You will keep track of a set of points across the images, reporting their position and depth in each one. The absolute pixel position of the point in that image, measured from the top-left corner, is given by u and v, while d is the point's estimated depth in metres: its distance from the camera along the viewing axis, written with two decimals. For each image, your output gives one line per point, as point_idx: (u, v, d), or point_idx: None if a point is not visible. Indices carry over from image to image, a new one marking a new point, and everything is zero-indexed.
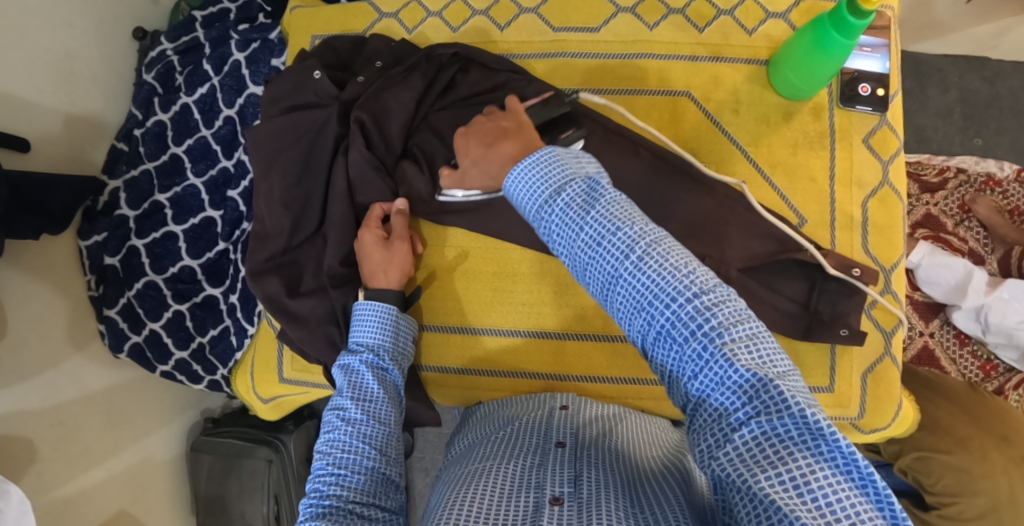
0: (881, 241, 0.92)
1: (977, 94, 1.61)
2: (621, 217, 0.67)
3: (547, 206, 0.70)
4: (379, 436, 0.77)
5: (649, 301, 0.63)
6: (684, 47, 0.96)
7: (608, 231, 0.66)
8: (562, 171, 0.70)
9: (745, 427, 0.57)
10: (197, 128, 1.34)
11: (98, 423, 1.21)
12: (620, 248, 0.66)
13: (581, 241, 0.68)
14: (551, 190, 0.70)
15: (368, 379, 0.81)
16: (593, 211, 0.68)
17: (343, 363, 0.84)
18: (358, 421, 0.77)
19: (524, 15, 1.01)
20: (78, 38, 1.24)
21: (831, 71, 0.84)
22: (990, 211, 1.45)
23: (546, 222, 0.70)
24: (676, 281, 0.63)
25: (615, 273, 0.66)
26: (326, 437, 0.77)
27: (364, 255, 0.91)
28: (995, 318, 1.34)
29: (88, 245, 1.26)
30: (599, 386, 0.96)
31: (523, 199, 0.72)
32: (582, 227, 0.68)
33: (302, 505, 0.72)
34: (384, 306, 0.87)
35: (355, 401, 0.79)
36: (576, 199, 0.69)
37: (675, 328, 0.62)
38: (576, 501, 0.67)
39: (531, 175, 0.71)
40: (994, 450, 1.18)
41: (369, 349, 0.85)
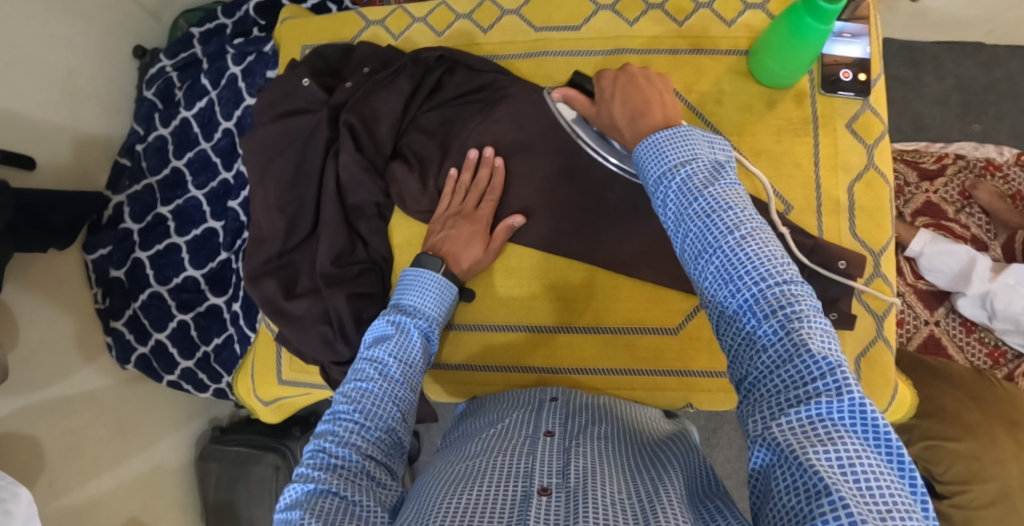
0: (870, 224, 0.92)
1: (974, 81, 1.61)
2: (737, 200, 0.61)
3: (666, 174, 0.65)
4: (407, 399, 0.74)
5: (741, 274, 0.58)
6: (665, 41, 0.97)
7: (724, 206, 0.61)
8: (685, 144, 0.66)
9: (802, 408, 0.53)
10: (197, 142, 1.37)
11: (107, 432, 1.23)
12: (727, 225, 0.60)
13: (691, 220, 0.62)
14: (674, 162, 0.65)
15: (415, 342, 0.77)
16: (709, 188, 0.62)
17: (389, 317, 0.79)
18: (393, 381, 0.73)
19: (506, 16, 1.02)
20: (80, 57, 1.28)
21: (811, 56, 0.85)
22: (992, 197, 1.44)
23: (659, 187, 0.66)
24: (770, 264, 0.57)
25: (713, 244, 0.60)
26: (354, 382, 0.73)
27: (452, 240, 0.90)
28: (1001, 304, 1.33)
29: (94, 259, 1.30)
30: (591, 379, 0.97)
31: (643, 160, 0.68)
32: (695, 199, 0.63)
33: (311, 442, 0.69)
34: (445, 281, 0.84)
35: (398, 360, 0.75)
36: (696, 173, 0.64)
37: (760, 309, 0.56)
38: (565, 492, 0.68)
39: (658, 147, 0.67)
40: (1004, 435, 1.17)
41: (422, 316, 0.81)
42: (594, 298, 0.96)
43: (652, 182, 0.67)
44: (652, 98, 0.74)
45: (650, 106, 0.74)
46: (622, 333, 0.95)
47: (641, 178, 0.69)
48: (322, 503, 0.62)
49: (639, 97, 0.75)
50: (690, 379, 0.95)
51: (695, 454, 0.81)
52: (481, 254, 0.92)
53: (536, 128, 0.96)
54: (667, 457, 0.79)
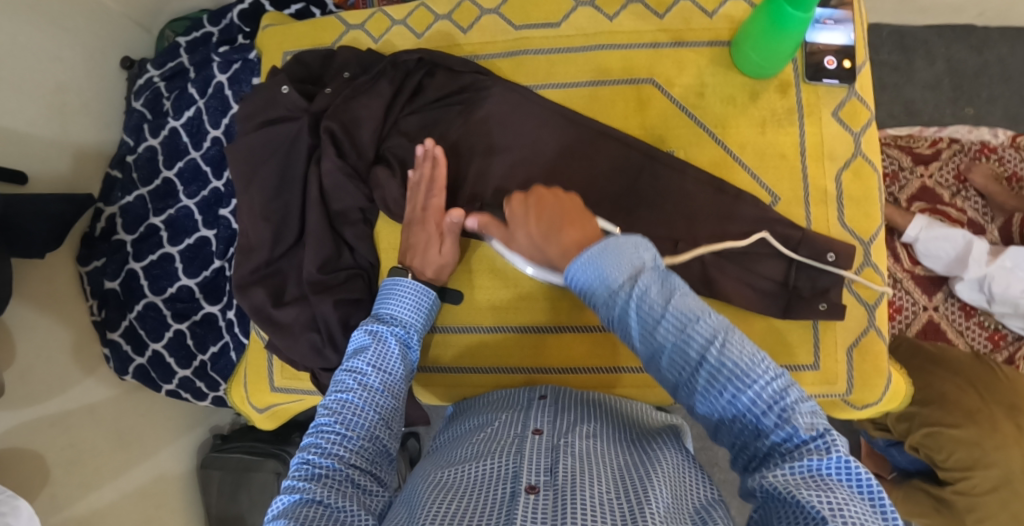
0: (858, 214, 0.91)
1: (966, 64, 1.60)
2: (699, 307, 0.64)
3: (618, 295, 0.65)
4: (388, 407, 0.75)
5: (726, 374, 0.61)
6: (646, 35, 0.97)
7: (690, 321, 0.63)
8: (627, 256, 0.66)
9: (799, 471, 0.56)
10: (186, 151, 1.37)
11: (108, 442, 1.23)
12: (699, 337, 0.62)
13: (663, 340, 0.63)
14: (625, 281, 0.65)
15: (392, 351, 0.78)
16: (671, 304, 0.63)
17: (366, 327, 0.81)
18: (373, 389, 0.74)
19: (485, 16, 1.02)
20: (69, 71, 1.27)
21: (791, 46, 0.84)
22: (987, 179, 1.43)
23: (616, 308, 0.66)
24: (748, 360, 0.61)
25: (693, 355, 0.62)
26: (335, 394, 0.74)
27: (413, 248, 0.90)
28: (999, 287, 1.33)
29: (88, 270, 1.30)
30: (580, 377, 0.97)
31: (585, 283, 0.67)
32: (662, 315, 0.64)
33: (296, 457, 0.69)
34: (423, 287, 0.86)
35: (375, 368, 0.76)
36: (652, 289, 0.64)
37: (753, 409, 0.60)
38: (552, 490, 0.68)
39: (603, 268, 0.66)
40: (1005, 421, 1.16)
41: (400, 324, 0.82)
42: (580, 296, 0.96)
43: (608, 304, 0.66)
44: (564, 216, 0.75)
45: (568, 219, 0.75)
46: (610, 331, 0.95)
47: (586, 301, 0.68)
48: (307, 511, 0.62)
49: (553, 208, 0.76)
50: None
51: (683, 447, 0.81)
52: (441, 258, 0.90)
53: (518, 129, 0.96)
54: (656, 451, 0.78)
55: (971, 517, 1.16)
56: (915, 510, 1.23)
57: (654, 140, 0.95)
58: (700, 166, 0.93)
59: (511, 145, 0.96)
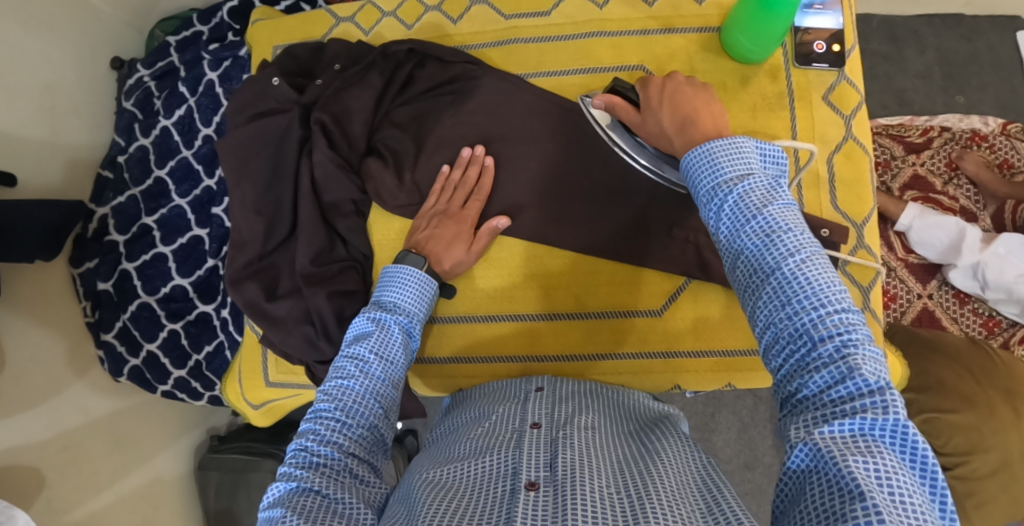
0: (851, 196, 0.92)
1: (956, 52, 1.61)
2: (796, 222, 0.59)
3: (720, 189, 0.64)
4: (388, 396, 0.74)
5: (797, 297, 0.55)
6: (636, 22, 0.97)
7: (785, 229, 0.59)
8: (739, 157, 0.64)
9: (843, 424, 0.51)
10: (178, 150, 1.36)
11: (103, 445, 1.22)
12: (785, 247, 0.58)
13: (750, 241, 0.60)
14: (731, 176, 0.63)
15: (395, 339, 0.77)
16: (769, 209, 0.60)
17: (369, 314, 0.79)
18: (374, 378, 0.73)
19: (475, 6, 1.02)
20: (58, 71, 1.26)
21: (782, 29, 0.85)
22: (979, 167, 1.44)
23: (713, 204, 0.64)
24: (826, 289, 0.55)
25: (770, 266, 0.58)
26: (335, 379, 0.73)
27: (434, 238, 0.89)
28: (992, 274, 1.34)
29: (81, 272, 1.30)
30: (576, 365, 0.96)
31: (696, 174, 0.66)
32: (753, 218, 0.60)
33: (294, 441, 0.69)
34: (427, 277, 0.84)
35: (378, 356, 0.74)
36: (753, 190, 0.62)
37: (814, 334, 0.54)
38: (552, 486, 0.68)
39: (715, 161, 0.65)
40: (1002, 404, 1.18)
41: (402, 313, 0.80)
42: (575, 283, 0.95)
43: (710, 197, 0.65)
44: (700, 108, 0.75)
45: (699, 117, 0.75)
46: (605, 317, 0.95)
47: (693, 190, 0.67)
48: (304, 500, 0.62)
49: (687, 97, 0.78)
50: (677, 361, 0.94)
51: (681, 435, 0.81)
52: (464, 256, 0.91)
53: (509, 118, 0.96)
54: (656, 441, 0.78)
55: (971, 502, 1.17)
56: None
57: None
58: None
59: (503, 134, 0.96)
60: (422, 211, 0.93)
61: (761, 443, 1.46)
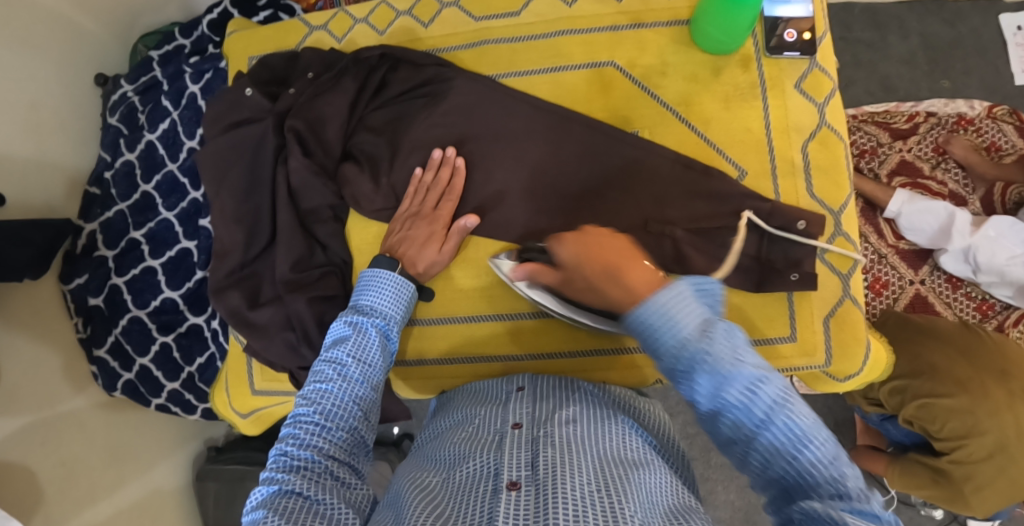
0: (826, 183, 0.92)
1: (939, 37, 1.60)
2: (766, 367, 0.61)
3: (687, 341, 0.62)
4: (368, 398, 0.75)
5: (781, 432, 0.58)
6: (605, 18, 0.98)
7: (761, 379, 0.59)
8: (690, 307, 0.63)
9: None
10: (163, 163, 1.37)
11: (99, 459, 1.22)
12: (767, 394, 0.59)
13: (729, 398, 0.60)
14: (696, 329, 0.62)
15: (372, 342, 0.77)
16: (739, 361, 0.60)
17: (346, 318, 0.79)
18: (353, 381, 0.74)
19: (446, 9, 1.03)
20: (43, 89, 1.26)
21: (749, 17, 0.86)
22: (967, 150, 1.44)
23: (681, 357, 0.63)
24: (809, 423, 0.58)
25: (755, 411, 0.59)
26: (313, 383, 0.73)
27: (410, 240, 0.90)
28: (984, 257, 1.33)
29: (71, 288, 1.30)
30: (556, 363, 0.98)
31: (652, 330, 0.64)
32: (731, 367, 0.60)
33: (274, 448, 0.69)
34: (403, 280, 0.85)
35: (355, 360, 0.75)
36: (722, 340, 0.61)
37: (812, 468, 0.56)
38: (533, 485, 0.68)
39: (675, 319, 0.63)
40: (994, 386, 1.15)
41: (380, 315, 0.81)
42: None
43: (676, 356, 0.63)
44: (630, 258, 0.70)
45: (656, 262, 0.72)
46: None
47: (651, 346, 0.65)
48: (286, 502, 0.62)
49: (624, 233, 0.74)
50: None
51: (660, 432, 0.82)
52: (437, 256, 0.91)
53: (483, 118, 0.96)
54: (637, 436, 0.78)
55: (971, 487, 1.16)
56: (913, 482, 1.24)
57: (618, 122, 0.96)
58: (666, 145, 0.94)
59: (478, 134, 0.96)
60: (396, 215, 0.94)
61: None
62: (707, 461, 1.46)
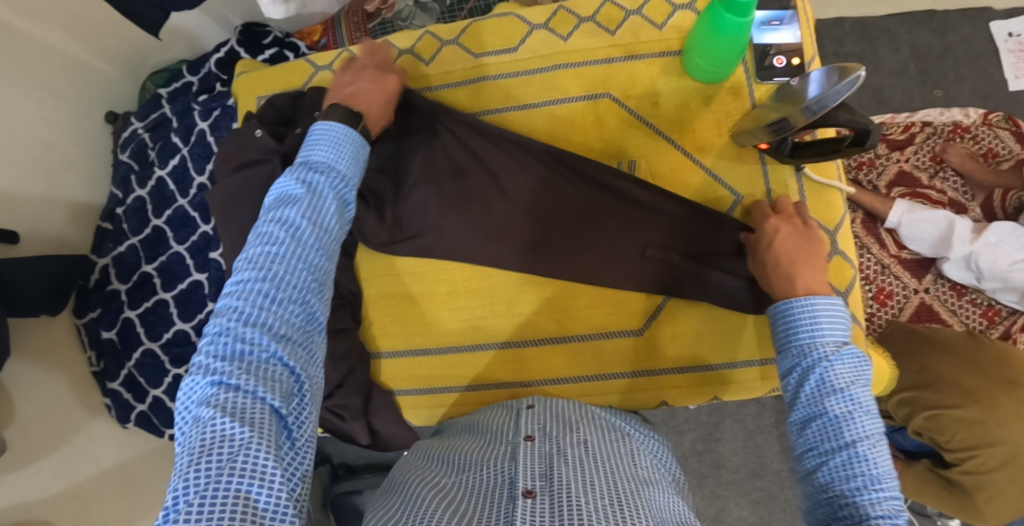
0: (821, 203, 0.98)
1: (930, 47, 1.62)
2: (858, 388, 0.71)
3: (813, 348, 0.75)
4: (322, 263, 0.71)
5: (832, 436, 0.70)
6: (599, 51, 1.03)
7: (851, 392, 0.71)
8: (821, 319, 0.76)
9: (844, 507, 0.66)
10: (173, 199, 1.40)
11: (113, 492, 1.24)
12: (840, 405, 0.70)
13: (826, 399, 0.71)
14: (829, 345, 0.74)
15: (328, 205, 0.73)
16: (853, 386, 0.71)
17: (297, 176, 0.74)
18: (307, 247, 0.69)
19: (446, 47, 1.07)
20: (54, 129, 1.28)
21: (733, 50, 0.91)
22: (963, 158, 1.47)
23: (800, 349, 0.76)
24: (858, 433, 0.69)
25: (826, 410, 0.71)
26: (261, 246, 0.68)
27: (363, 93, 0.89)
28: (986, 263, 1.34)
29: (84, 322, 1.33)
30: (563, 387, 1.02)
31: (787, 328, 0.78)
32: (827, 378, 0.72)
33: (212, 322, 0.64)
34: (356, 138, 0.80)
35: (309, 222, 0.70)
36: (831, 353, 0.73)
37: (847, 464, 0.68)
38: (548, 494, 0.70)
39: (816, 326, 0.76)
40: (1003, 396, 1.14)
41: (332, 171, 0.76)
42: (555, 309, 1.01)
43: (804, 357, 0.75)
44: None
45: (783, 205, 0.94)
46: (587, 340, 1.00)
47: (779, 337, 0.79)
48: (231, 400, 0.60)
49: (843, 114, 0.86)
50: (659, 378, 1.00)
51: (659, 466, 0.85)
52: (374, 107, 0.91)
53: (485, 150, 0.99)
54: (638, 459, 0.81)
55: (982, 495, 1.15)
56: (926, 490, 1.23)
57: (614, 151, 1.02)
58: (658, 173, 1.00)
59: (476, 167, 0.99)
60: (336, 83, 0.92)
61: (768, 450, 1.46)
62: (718, 478, 1.47)
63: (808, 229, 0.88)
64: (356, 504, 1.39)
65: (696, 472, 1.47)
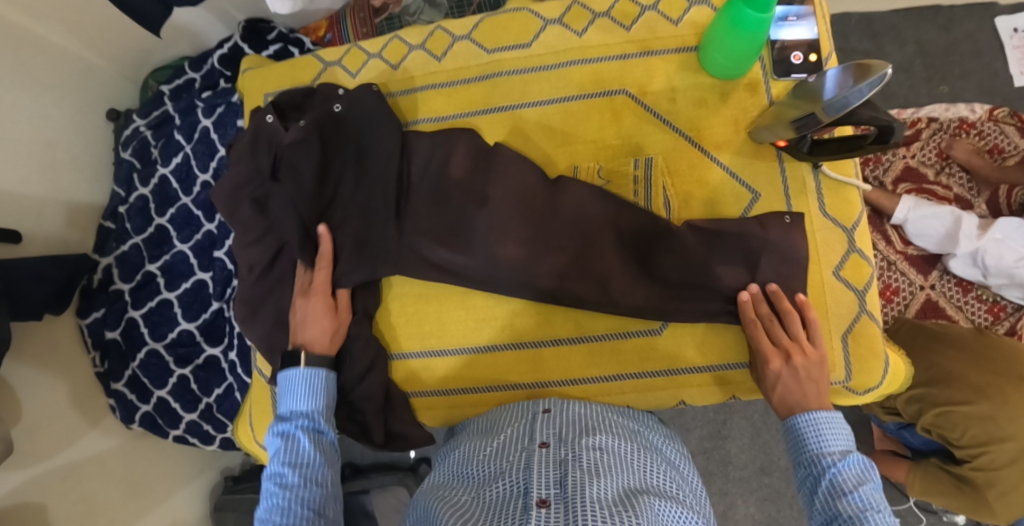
0: (837, 201, 0.97)
1: (936, 44, 1.62)
2: (869, 489, 0.78)
3: (820, 457, 0.83)
4: (314, 492, 0.83)
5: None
6: (614, 47, 1.03)
7: (864, 492, 0.78)
8: (825, 431, 0.84)
9: None
10: (177, 197, 1.38)
11: (118, 492, 1.23)
12: (853, 505, 0.77)
13: (841, 501, 0.78)
14: (834, 452, 0.82)
15: (302, 443, 0.86)
16: (861, 487, 0.78)
17: (277, 431, 0.88)
18: (293, 486, 0.82)
19: (459, 42, 1.07)
20: (56, 127, 1.26)
21: (751, 48, 0.91)
22: (969, 154, 1.46)
23: (809, 456, 0.84)
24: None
25: (844, 511, 0.77)
26: (267, 504, 0.82)
27: (306, 324, 0.94)
28: (992, 259, 1.33)
29: (88, 322, 1.31)
30: (581, 387, 1.00)
31: (796, 441, 0.87)
32: (841, 483, 0.79)
33: None
34: (314, 371, 0.90)
35: (291, 466, 0.84)
36: (836, 460, 0.81)
37: None
38: (562, 503, 0.70)
39: (824, 435, 0.84)
40: (1011, 390, 1.14)
41: (303, 415, 0.89)
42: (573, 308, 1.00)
43: (815, 464, 0.83)
44: None
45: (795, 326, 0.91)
46: (605, 339, 1.00)
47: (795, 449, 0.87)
48: None
49: (867, 111, 0.84)
50: (679, 377, 0.99)
51: (677, 473, 0.83)
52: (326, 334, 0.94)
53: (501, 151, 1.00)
54: (654, 465, 0.80)
55: (993, 492, 1.15)
56: (935, 488, 1.23)
57: (630, 148, 1.01)
58: (676, 170, 1.00)
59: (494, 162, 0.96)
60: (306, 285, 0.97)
61: (776, 448, 1.46)
62: (726, 475, 1.46)
63: (802, 377, 0.89)
64: (363, 503, 1.38)
65: (704, 469, 1.47)
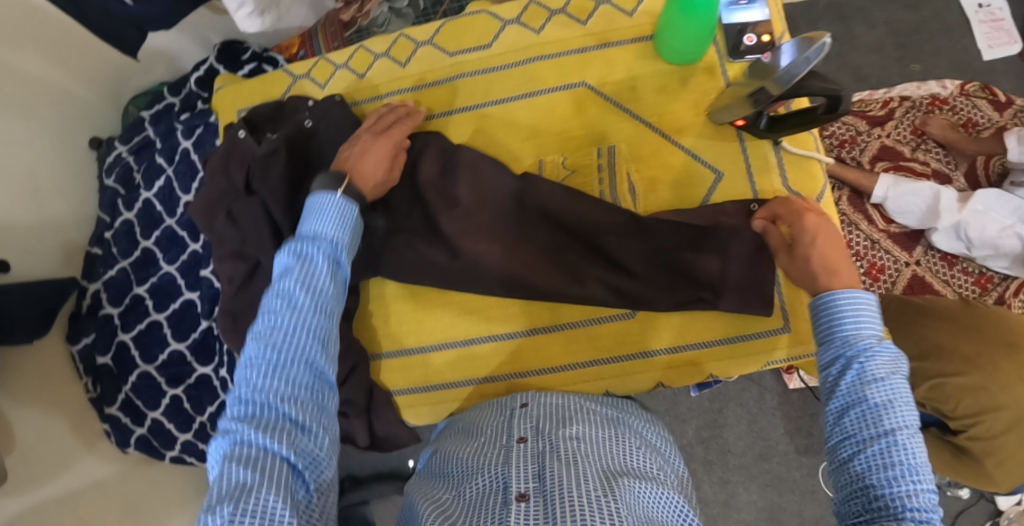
0: (803, 175, 0.99)
1: (904, 23, 1.64)
2: (901, 383, 0.69)
3: (853, 340, 0.72)
4: (323, 325, 0.70)
5: (872, 428, 0.67)
6: (573, 41, 1.05)
7: (895, 382, 0.69)
8: (865, 313, 0.73)
9: (891, 492, 0.64)
10: (161, 219, 1.39)
11: (113, 513, 1.21)
12: (880, 397, 0.68)
13: (870, 391, 0.68)
14: (872, 337, 0.72)
15: (321, 268, 0.73)
16: (894, 377, 0.69)
17: (293, 248, 0.74)
18: (303, 308, 0.69)
19: (421, 47, 1.10)
20: (39, 156, 1.27)
21: (702, 32, 0.93)
22: (944, 129, 1.48)
23: (839, 338, 0.73)
24: (899, 422, 0.67)
25: (869, 401, 0.68)
26: (264, 320, 0.68)
27: (362, 155, 0.89)
28: (975, 231, 1.36)
29: (79, 348, 1.31)
30: (560, 374, 1.02)
31: (825, 318, 0.75)
32: (872, 373, 0.69)
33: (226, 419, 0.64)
34: (347, 203, 0.80)
35: (303, 286, 0.70)
36: (872, 344, 0.71)
37: (887, 451, 0.66)
38: (541, 496, 0.70)
39: (862, 318, 0.73)
40: (1004, 359, 1.15)
41: (326, 239, 0.76)
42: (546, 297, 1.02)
43: (845, 347, 0.73)
44: None
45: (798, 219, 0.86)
46: (582, 326, 1.01)
47: (819, 326, 0.76)
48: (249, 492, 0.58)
49: (816, 81, 0.85)
50: (654, 359, 1.00)
51: (657, 456, 0.84)
52: (381, 171, 0.91)
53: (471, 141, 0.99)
54: (633, 451, 0.81)
55: (992, 461, 1.15)
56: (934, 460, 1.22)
57: (594, 137, 1.03)
58: (641, 154, 1.02)
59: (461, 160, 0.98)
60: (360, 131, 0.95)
61: (773, 432, 1.46)
62: (725, 463, 1.46)
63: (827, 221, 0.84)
64: (363, 514, 1.39)
65: (703, 459, 1.47)
